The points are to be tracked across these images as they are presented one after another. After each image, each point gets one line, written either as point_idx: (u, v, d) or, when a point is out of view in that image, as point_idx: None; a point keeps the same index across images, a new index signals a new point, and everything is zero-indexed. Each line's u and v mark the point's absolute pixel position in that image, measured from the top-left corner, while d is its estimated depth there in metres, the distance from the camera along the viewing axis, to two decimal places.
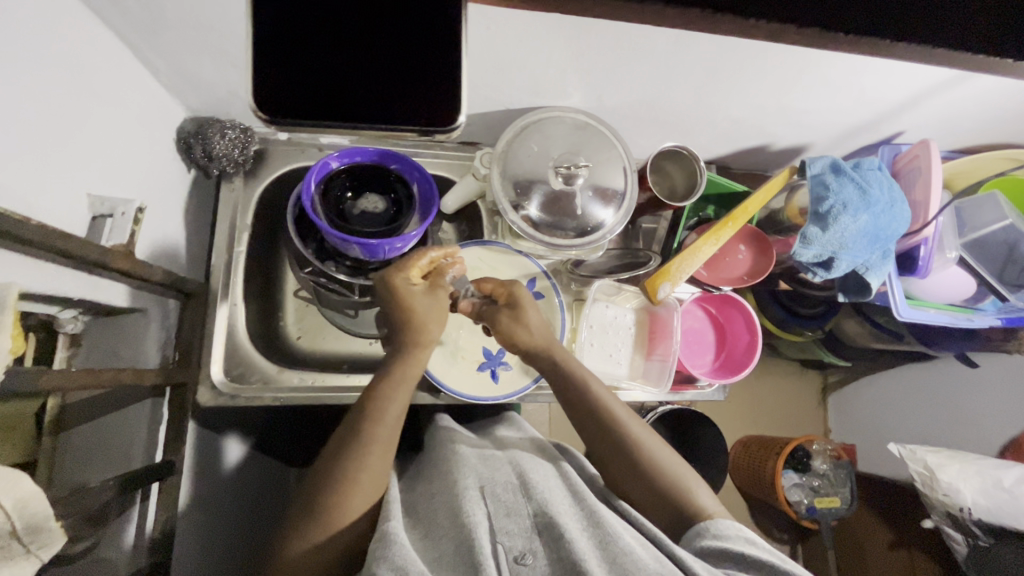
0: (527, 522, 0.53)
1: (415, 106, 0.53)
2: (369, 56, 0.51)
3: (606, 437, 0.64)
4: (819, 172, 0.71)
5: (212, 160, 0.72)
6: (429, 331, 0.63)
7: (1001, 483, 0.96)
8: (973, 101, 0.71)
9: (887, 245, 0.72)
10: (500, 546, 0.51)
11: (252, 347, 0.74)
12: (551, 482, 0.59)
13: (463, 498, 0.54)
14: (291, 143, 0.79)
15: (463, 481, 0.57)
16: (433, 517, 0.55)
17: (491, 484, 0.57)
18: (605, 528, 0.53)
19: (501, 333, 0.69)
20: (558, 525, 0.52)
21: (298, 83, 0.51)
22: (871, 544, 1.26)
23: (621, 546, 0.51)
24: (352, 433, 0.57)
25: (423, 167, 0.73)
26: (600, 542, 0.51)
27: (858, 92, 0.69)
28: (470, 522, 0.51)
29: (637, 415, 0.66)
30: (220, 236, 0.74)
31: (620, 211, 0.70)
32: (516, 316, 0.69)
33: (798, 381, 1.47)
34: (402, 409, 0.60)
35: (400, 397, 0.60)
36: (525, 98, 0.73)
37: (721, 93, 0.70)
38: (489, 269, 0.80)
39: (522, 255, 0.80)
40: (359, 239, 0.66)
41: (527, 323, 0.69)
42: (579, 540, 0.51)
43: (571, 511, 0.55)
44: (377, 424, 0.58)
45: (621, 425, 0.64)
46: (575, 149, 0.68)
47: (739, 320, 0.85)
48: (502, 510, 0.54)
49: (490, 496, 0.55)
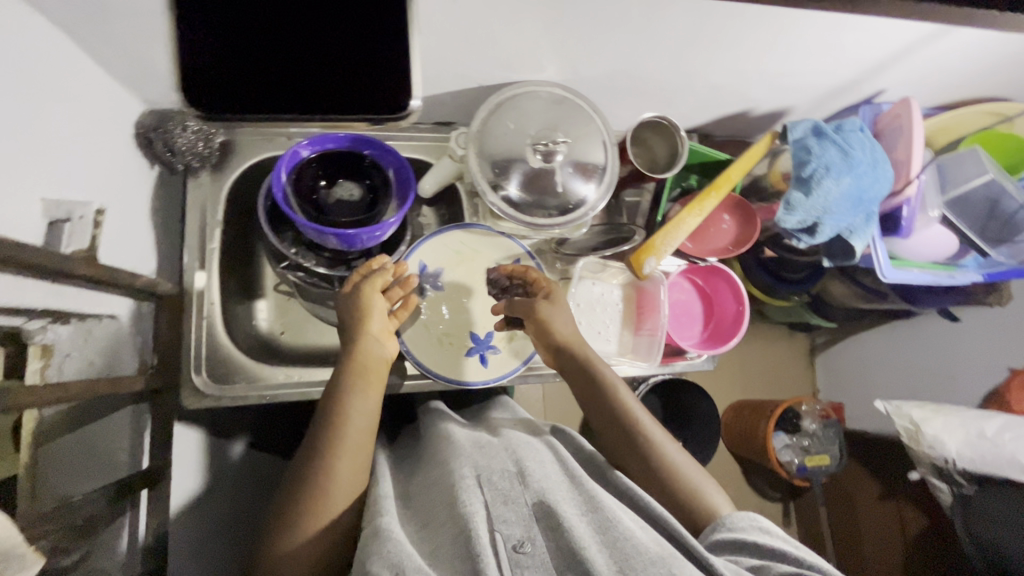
0: (524, 510, 0.53)
1: (359, 100, 0.61)
2: (315, 58, 0.58)
3: (628, 447, 0.64)
4: (801, 136, 0.70)
5: (175, 155, 0.68)
6: (366, 326, 0.64)
7: (984, 433, 0.99)
8: (955, 54, 0.70)
9: (870, 207, 0.71)
10: (498, 536, 0.50)
11: (234, 346, 0.72)
12: (548, 468, 0.59)
13: (460, 489, 0.54)
14: (257, 132, 0.75)
15: (460, 470, 0.57)
16: (430, 506, 0.56)
17: (488, 472, 0.57)
18: (604, 512, 0.53)
19: (538, 321, 0.70)
20: (556, 513, 0.51)
21: (246, 83, 0.58)
22: (862, 497, 1.30)
23: (621, 531, 0.51)
24: (322, 435, 0.58)
25: (397, 151, 0.72)
26: (599, 527, 0.51)
27: (840, 51, 0.68)
28: (466, 513, 0.51)
29: (658, 422, 0.66)
30: (191, 234, 0.71)
31: (602, 185, 0.68)
32: (553, 307, 0.70)
33: (786, 344, 1.49)
34: (367, 409, 0.60)
35: (362, 395, 0.61)
36: (498, 74, 0.70)
37: (698, 59, 0.68)
38: (471, 252, 0.79)
39: (503, 236, 0.79)
40: (335, 230, 0.66)
41: (565, 315, 0.71)
42: (577, 526, 0.51)
43: (570, 497, 0.55)
44: (343, 425, 0.58)
45: (642, 431, 0.64)
46: (552, 125, 0.67)
47: (725, 290, 0.84)
48: (499, 498, 0.54)
49: (487, 484, 0.55)
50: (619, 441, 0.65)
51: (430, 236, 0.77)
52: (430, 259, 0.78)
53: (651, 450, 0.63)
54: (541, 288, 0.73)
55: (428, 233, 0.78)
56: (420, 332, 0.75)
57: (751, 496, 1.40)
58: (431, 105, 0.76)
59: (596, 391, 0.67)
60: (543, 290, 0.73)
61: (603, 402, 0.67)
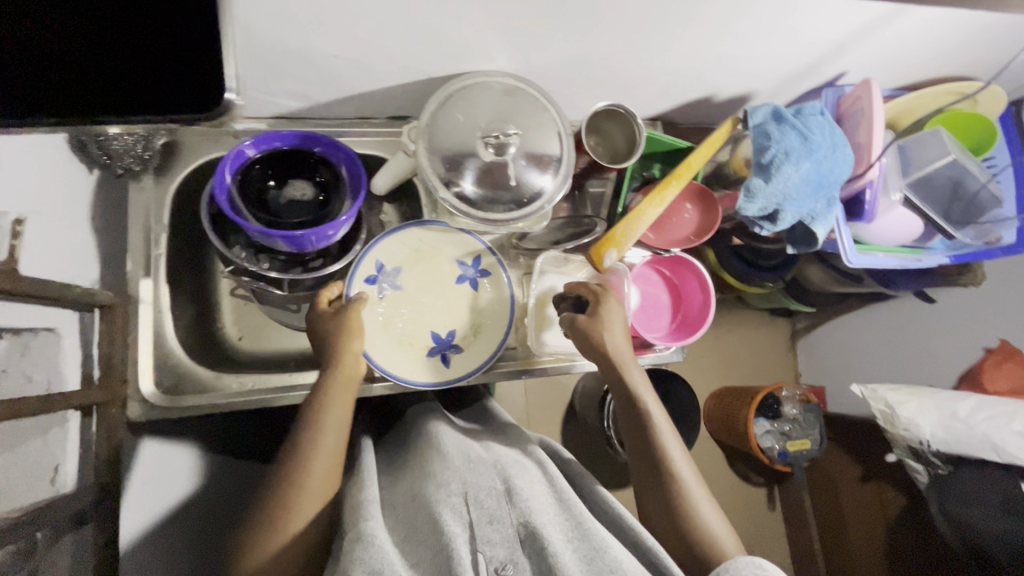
0: (509, 532, 0.53)
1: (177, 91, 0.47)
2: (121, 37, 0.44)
3: (655, 482, 0.63)
4: (760, 122, 0.68)
5: (114, 159, 0.67)
6: (348, 346, 0.64)
7: (957, 414, 0.99)
8: (912, 33, 0.68)
9: (831, 192, 0.70)
10: (481, 557, 0.51)
11: (185, 355, 0.71)
12: (536, 488, 0.58)
13: (440, 504, 0.54)
14: (204, 132, 0.73)
15: (446, 486, 0.56)
16: (414, 518, 0.55)
17: (475, 489, 0.55)
18: (592, 541, 0.52)
19: (592, 336, 0.67)
20: (542, 537, 0.51)
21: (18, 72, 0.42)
22: (842, 479, 1.31)
23: (607, 562, 0.50)
24: (292, 451, 0.58)
25: (348, 148, 0.70)
26: (586, 557, 0.51)
27: (795, 32, 0.66)
28: (448, 532, 0.51)
29: (687, 457, 0.65)
30: (135, 241, 0.69)
31: (558, 177, 0.66)
32: (609, 321, 0.68)
33: (767, 330, 1.49)
34: (342, 423, 0.61)
35: (340, 408, 0.61)
36: (448, 65, 0.68)
37: (650, 45, 0.66)
38: (430, 249, 0.77)
39: (463, 232, 0.78)
40: (282, 233, 0.63)
41: (616, 329, 0.68)
42: (563, 552, 0.50)
43: (556, 520, 0.54)
44: (316, 442, 0.58)
45: (668, 465, 0.63)
46: (503, 116, 0.65)
47: (691, 279, 0.83)
48: (485, 517, 0.53)
49: (473, 503, 0.54)
50: (647, 475, 0.64)
51: (387, 234, 0.75)
52: (387, 258, 0.75)
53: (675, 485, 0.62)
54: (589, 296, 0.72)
55: (386, 231, 0.76)
56: (380, 335, 0.73)
57: (734, 482, 1.41)
58: (382, 100, 0.74)
59: (631, 420, 0.67)
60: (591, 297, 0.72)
61: (637, 433, 0.66)
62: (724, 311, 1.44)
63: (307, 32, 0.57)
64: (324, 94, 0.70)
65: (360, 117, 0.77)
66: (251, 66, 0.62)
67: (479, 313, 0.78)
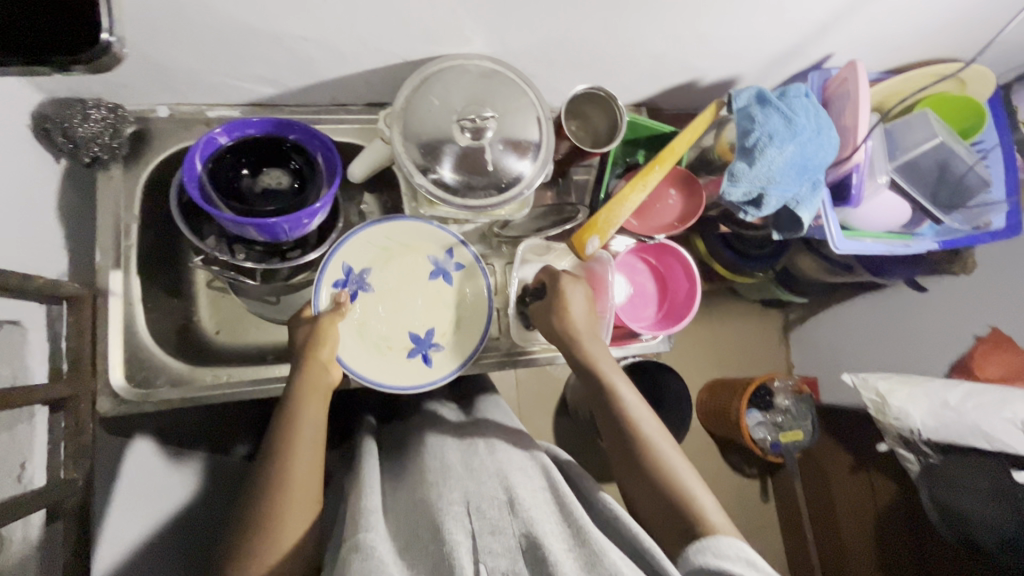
0: (512, 542, 0.53)
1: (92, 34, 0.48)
2: None
3: (644, 480, 0.60)
4: (744, 105, 0.66)
5: (79, 146, 0.63)
6: (316, 354, 0.62)
7: (947, 403, 0.98)
8: (899, 12, 0.67)
9: (816, 175, 0.68)
10: (484, 568, 0.51)
11: (158, 348, 0.69)
12: (539, 497, 0.57)
13: (445, 514, 0.54)
14: (175, 120, 0.71)
15: (448, 496, 0.56)
16: (415, 529, 0.56)
17: (476, 500, 0.56)
18: (591, 546, 0.51)
19: (551, 326, 0.70)
20: (542, 547, 0.50)
21: None
22: (833, 468, 1.31)
23: (606, 567, 0.49)
24: (267, 469, 0.56)
25: (323, 134, 0.68)
26: (586, 564, 0.50)
27: (779, 12, 0.64)
28: (450, 542, 0.51)
29: (678, 451, 0.62)
30: (104, 232, 0.67)
31: (537, 162, 0.65)
32: (562, 304, 0.69)
33: (758, 321, 1.48)
34: (316, 434, 0.59)
35: (312, 419, 0.59)
36: (423, 49, 0.66)
37: (631, 25, 0.64)
38: (399, 246, 0.75)
39: (434, 226, 0.75)
40: (254, 220, 0.61)
41: (573, 308, 0.69)
42: (564, 561, 0.49)
43: (558, 529, 0.53)
44: (290, 460, 0.56)
45: (657, 461, 0.60)
46: (480, 100, 0.63)
47: (677, 268, 0.82)
48: (487, 527, 0.54)
49: (475, 513, 0.55)
50: (634, 472, 0.61)
51: (356, 231, 0.72)
52: (355, 259, 0.73)
53: (668, 480, 0.59)
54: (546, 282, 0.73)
55: (352, 228, 0.74)
56: (353, 340, 0.71)
57: (726, 473, 1.41)
58: (358, 85, 0.72)
59: (613, 423, 0.64)
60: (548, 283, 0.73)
61: (619, 432, 0.63)
62: (714, 301, 1.43)
63: (273, 12, 0.55)
64: (297, 80, 0.69)
65: (337, 103, 0.76)
66: (219, 49, 0.60)
67: (457, 308, 0.77)
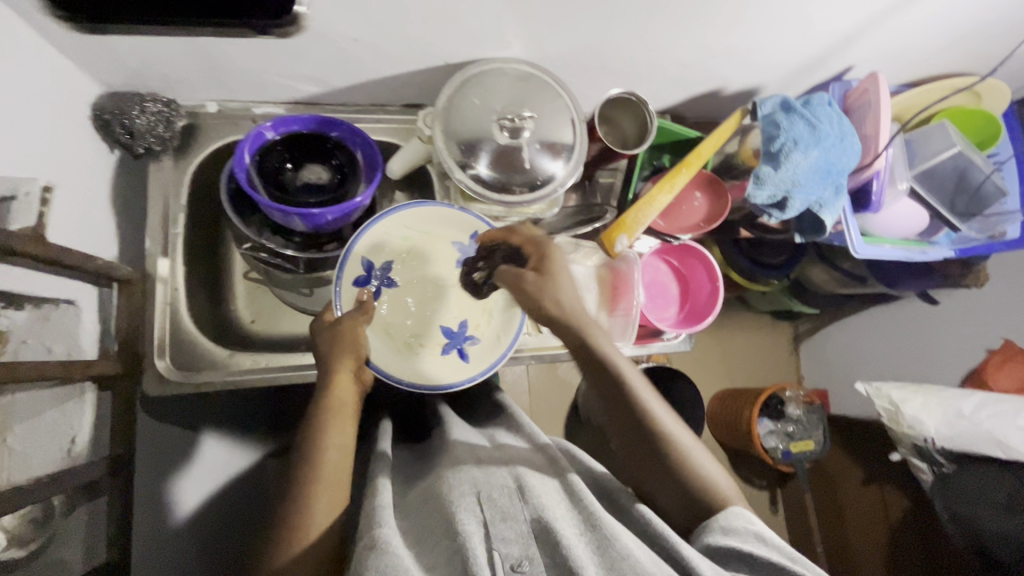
0: (524, 527, 0.54)
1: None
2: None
3: (669, 487, 0.59)
4: (769, 112, 0.70)
5: (135, 138, 0.67)
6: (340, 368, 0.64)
7: (961, 412, 0.99)
8: (920, 27, 0.70)
9: (838, 180, 0.71)
10: (497, 554, 0.51)
11: (199, 334, 0.71)
12: (548, 484, 0.59)
13: (457, 505, 0.55)
14: (222, 116, 0.74)
15: (459, 488, 0.57)
16: (426, 524, 0.56)
17: (487, 489, 0.57)
18: (603, 531, 0.52)
19: (541, 304, 0.62)
20: (554, 531, 0.52)
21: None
22: (843, 480, 1.31)
23: (618, 550, 0.50)
24: (296, 479, 0.57)
25: (364, 133, 0.72)
26: (598, 548, 0.52)
27: (806, 24, 0.67)
28: (463, 531, 0.51)
29: (703, 450, 0.62)
30: (153, 219, 0.70)
31: (570, 162, 0.68)
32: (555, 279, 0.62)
33: (770, 331, 1.49)
34: (344, 442, 0.60)
35: (336, 430, 0.60)
36: (464, 53, 0.69)
37: (664, 34, 0.67)
38: (420, 234, 0.78)
39: (455, 209, 0.75)
40: (300, 210, 0.64)
41: (567, 284, 0.62)
42: (576, 545, 0.51)
43: (568, 515, 0.55)
44: (319, 466, 0.57)
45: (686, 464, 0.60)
46: (517, 101, 0.66)
47: (699, 268, 0.85)
48: (498, 515, 0.55)
49: (487, 502, 0.56)
50: (659, 481, 0.60)
51: (376, 220, 0.74)
52: (377, 253, 0.76)
53: (701, 481, 0.59)
54: (530, 252, 0.64)
55: (374, 215, 0.75)
56: (383, 340, 0.74)
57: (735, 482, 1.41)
58: (397, 87, 0.75)
59: (630, 433, 0.62)
60: (532, 253, 0.65)
61: (640, 443, 0.61)
62: (727, 310, 1.45)
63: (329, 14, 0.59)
64: (341, 79, 0.72)
65: (376, 103, 0.79)
66: (274, 49, 0.63)
67: (486, 300, 0.79)
